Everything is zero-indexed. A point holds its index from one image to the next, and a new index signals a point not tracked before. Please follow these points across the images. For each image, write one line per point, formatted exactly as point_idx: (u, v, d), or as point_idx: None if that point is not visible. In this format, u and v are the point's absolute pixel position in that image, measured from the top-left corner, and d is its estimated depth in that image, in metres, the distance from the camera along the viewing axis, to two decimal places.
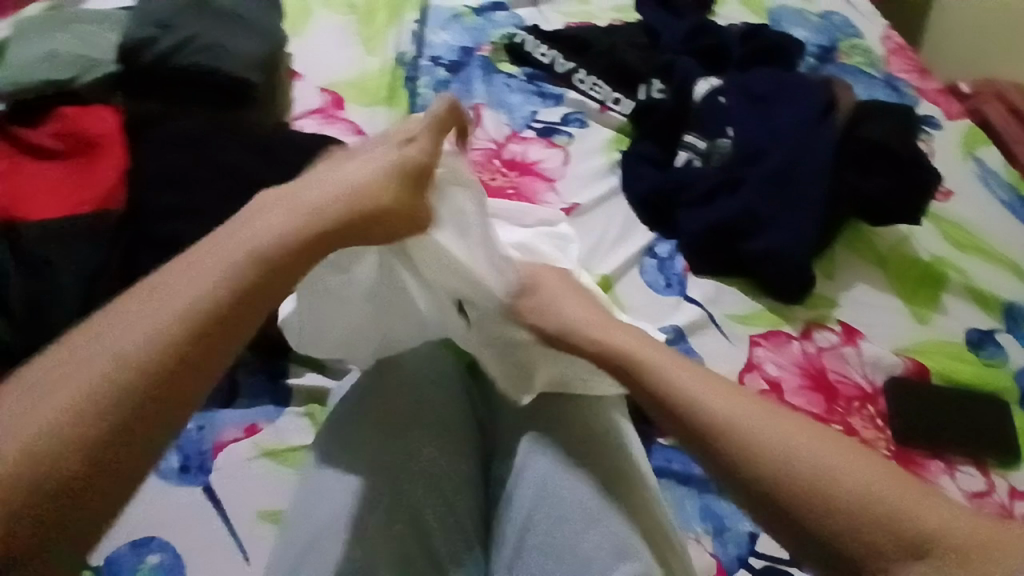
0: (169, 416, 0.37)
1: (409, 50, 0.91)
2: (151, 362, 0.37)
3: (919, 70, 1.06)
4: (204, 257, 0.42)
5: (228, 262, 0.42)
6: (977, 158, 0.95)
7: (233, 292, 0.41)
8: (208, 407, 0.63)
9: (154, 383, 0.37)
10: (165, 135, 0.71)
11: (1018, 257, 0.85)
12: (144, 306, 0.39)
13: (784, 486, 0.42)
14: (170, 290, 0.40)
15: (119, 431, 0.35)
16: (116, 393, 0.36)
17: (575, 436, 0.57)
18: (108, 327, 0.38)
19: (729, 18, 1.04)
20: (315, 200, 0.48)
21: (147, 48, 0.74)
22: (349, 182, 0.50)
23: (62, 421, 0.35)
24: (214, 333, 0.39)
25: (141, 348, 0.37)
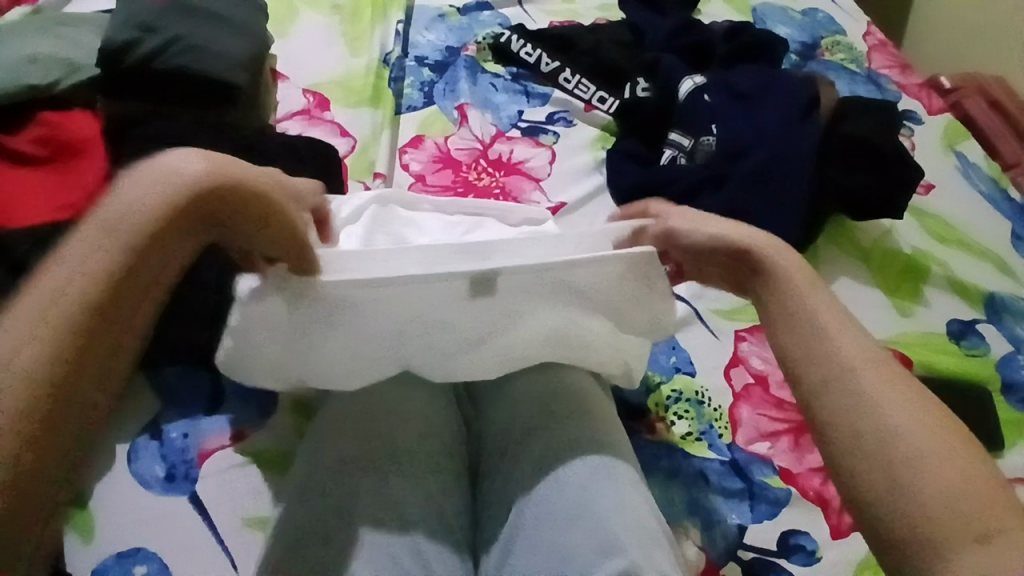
0: (62, 415, 0.40)
1: (394, 50, 0.91)
2: (44, 371, 0.40)
3: (901, 66, 1.07)
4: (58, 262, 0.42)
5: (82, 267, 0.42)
6: (958, 151, 0.97)
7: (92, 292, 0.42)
8: (191, 413, 0.63)
9: (58, 371, 0.40)
10: (147, 136, 0.70)
11: (999, 249, 0.87)
12: (19, 323, 0.40)
13: (853, 442, 0.42)
14: (39, 302, 0.41)
15: (26, 415, 0.39)
16: (10, 407, 0.39)
17: (587, 435, 0.58)
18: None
19: (712, 16, 1.05)
20: (171, 180, 0.46)
21: (129, 50, 0.73)
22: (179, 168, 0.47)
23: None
24: (93, 335, 0.42)
25: (30, 362, 0.40)
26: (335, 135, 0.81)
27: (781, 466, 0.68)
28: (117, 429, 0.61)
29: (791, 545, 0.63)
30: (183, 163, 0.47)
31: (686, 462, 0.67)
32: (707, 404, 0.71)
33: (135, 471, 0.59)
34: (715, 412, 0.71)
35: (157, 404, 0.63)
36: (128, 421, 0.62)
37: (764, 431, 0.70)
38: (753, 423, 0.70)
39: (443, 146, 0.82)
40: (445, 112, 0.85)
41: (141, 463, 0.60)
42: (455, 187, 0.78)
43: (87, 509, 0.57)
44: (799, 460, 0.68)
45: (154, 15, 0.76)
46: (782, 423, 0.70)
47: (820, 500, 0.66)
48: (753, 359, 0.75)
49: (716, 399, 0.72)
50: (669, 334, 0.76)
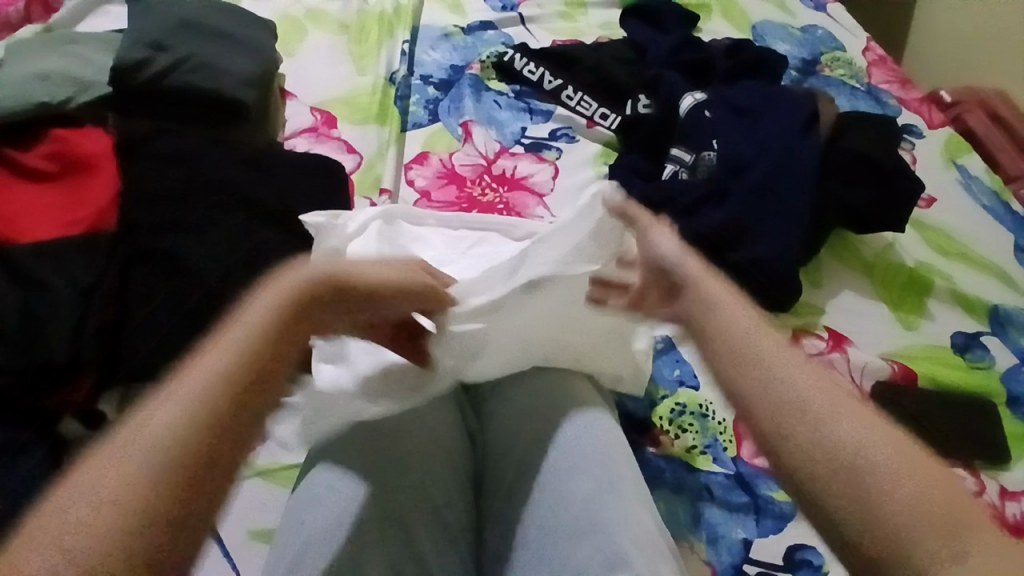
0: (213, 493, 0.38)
1: (400, 69, 0.93)
2: (193, 445, 0.38)
3: (901, 81, 1.08)
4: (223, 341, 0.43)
5: (246, 344, 0.43)
6: (959, 165, 0.97)
7: (249, 369, 0.42)
8: None
9: (205, 446, 0.39)
10: (158, 154, 0.72)
11: (1002, 262, 0.87)
12: (178, 396, 0.40)
13: (801, 450, 0.40)
14: (196, 376, 0.41)
15: (182, 481, 0.37)
16: (159, 480, 0.37)
17: (599, 450, 0.59)
18: (152, 417, 0.39)
19: (713, 33, 1.07)
20: (326, 280, 0.51)
21: (140, 70, 0.75)
22: (342, 271, 0.53)
23: (131, 477, 0.36)
24: (244, 407, 0.40)
25: (178, 433, 0.38)
26: (341, 152, 0.82)
27: None
28: None
29: (798, 560, 0.62)
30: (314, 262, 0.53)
31: (690, 475, 0.67)
32: (711, 418, 0.71)
33: None
34: (719, 425, 0.71)
35: None
36: None
37: None
38: None
39: (448, 163, 0.83)
40: (449, 129, 0.87)
41: None
42: (459, 203, 0.79)
43: None
44: None
45: (165, 35, 0.77)
46: None
47: None
48: None
49: (720, 413, 0.71)
50: (672, 348, 0.76)
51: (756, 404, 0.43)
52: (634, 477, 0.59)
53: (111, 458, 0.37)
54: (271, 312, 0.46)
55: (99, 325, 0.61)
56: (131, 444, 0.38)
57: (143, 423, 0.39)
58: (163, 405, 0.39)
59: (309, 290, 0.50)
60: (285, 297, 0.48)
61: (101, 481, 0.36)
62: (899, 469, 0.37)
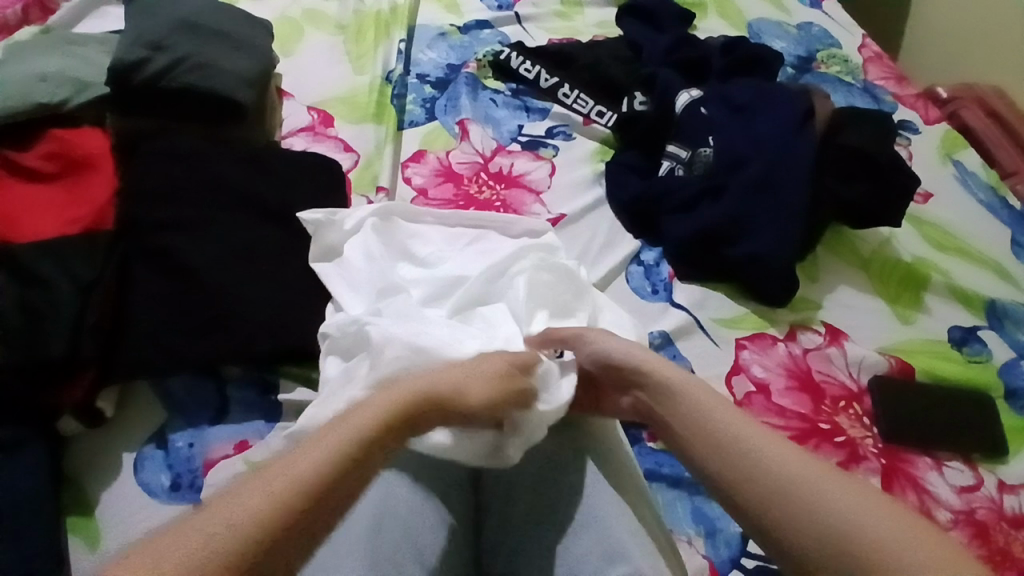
0: None
1: (397, 68, 0.93)
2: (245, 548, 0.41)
3: (896, 77, 1.08)
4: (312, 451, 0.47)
5: (329, 457, 0.46)
6: (955, 161, 0.98)
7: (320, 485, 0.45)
8: (196, 423, 0.63)
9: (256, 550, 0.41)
10: (156, 151, 0.72)
11: (998, 256, 0.87)
12: (253, 491, 0.43)
13: (796, 538, 0.42)
14: (278, 473, 0.45)
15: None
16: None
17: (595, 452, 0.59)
18: (229, 504, 0.43)
19: (708, 31, 1.07)
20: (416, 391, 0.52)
21: (137, 71, 0.74)
22: (444, 376, 0.54)
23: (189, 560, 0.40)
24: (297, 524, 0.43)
25: (240, 531, 0.41)
26: (338, 151, 0.82)
27: None
28: (124, 439, 0.62)
29: None
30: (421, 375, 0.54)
31: (688, 469, 0.67)
32: None
33: (141, 481, 0.60)
34: None
35: (164, 413, 0.63)
36: (135, 431, 0.62)
37: None
38: None
39: (445, 161, 0.83)
40: (446, 128, 0.87)
41: (146, 472, 0.60)
42: (456, 201, 0.79)
43: (93, 518, 0.58)
44: None
45: (162, 34, 0.77)
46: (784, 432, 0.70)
47: None
48: (754, 367, 0.74)
49: None
50: (670, 343, 0.74)
51: (734, 484, 0.46)
52: (632, 476, 0.59)
53: (183, 535, 0.41)
54: (360, 431, 0.48)
55: (98, 323, 0.61)
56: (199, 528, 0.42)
57: (220, 509, 0.43)
58: (242, 496, 0.43)
59: (410, 401, 0.51)
60: (386, 408, 0.50)
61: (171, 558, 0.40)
62: (868, 524, 0.41)
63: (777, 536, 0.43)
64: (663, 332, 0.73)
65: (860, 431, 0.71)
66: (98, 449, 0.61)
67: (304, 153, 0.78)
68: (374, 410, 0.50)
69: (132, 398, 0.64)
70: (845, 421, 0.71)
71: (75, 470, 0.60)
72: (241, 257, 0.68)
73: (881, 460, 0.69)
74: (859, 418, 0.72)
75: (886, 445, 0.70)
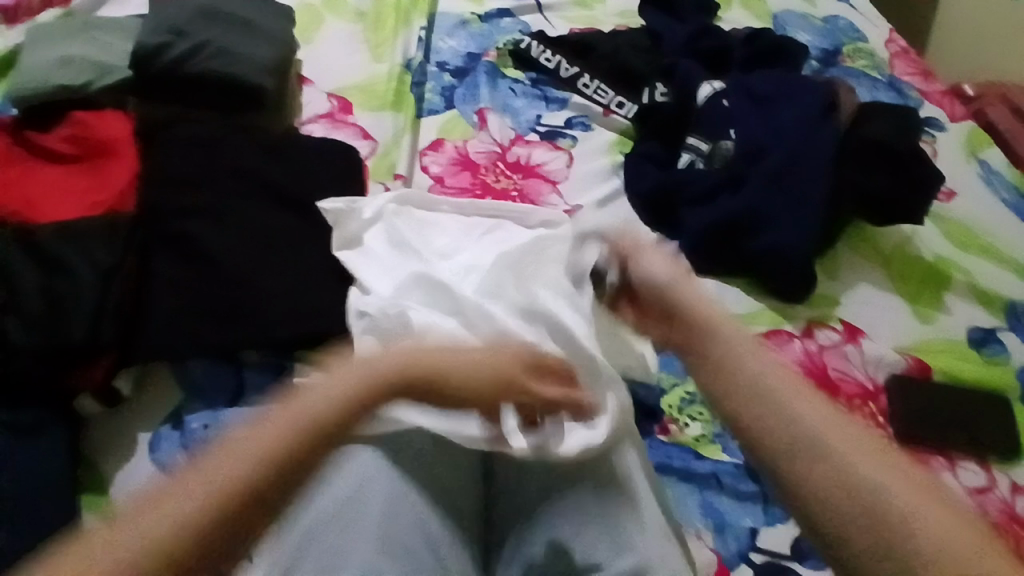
0: (239, 530, 0.44)
1: (416, 55, 0.93)
2: (244, 490, 0.44)
3: (923, 72, 1.06)
4: (301, 410, 0.50)
5: (313, 411, 0.50)
6: (980, 159, 0.96)
7: (312, 447, 0.49)
8: (213, 404, 0.64)
9: (253, 488, 0.45)
10: (176, 139, 0.72)
11: (1022, 257, 0.86)
12: (254, 439, 0.47)
13: (816, 488, 0.45)
14: (279, 423, 0.49)
15: (224, 514, 0.43)
16: (205, 514, 0.43)
17: (605, 440, 0.59)
18: (228, 453, 0.46)
19: (731, 22, 1.06)
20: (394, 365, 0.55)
21: (161, 55, 0.76)
22: (422, 350, 0.57)
23: (190, 501, 0.43)
24: (291, 471, 0.47)
25: (239, 475, 0.45)
26: (357, 138, 0.82)
27: None
28: (140, 420, 0.63)
29: (805, 550, 0.63)
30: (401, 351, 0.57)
31: (699, 463, 0.67)
32: None
33: (157, 460, 0.61)
34: None
35: (181, 395, 0.65)
36: (152, 411, 0.64)
37: None
38: None
39: (463, 150, 0.83)
40: (465, 116, 0.87)
41: (162, 452, 0.61)
42: (473, 189, 0.79)
43: (110, 496, 0.59)
44: None
45: (186, 21, 0.78)
46: None
47: None
48: None
49: None
50: None
51: (761, 435, 0.48)
52: (643, 467, 0.59)
53: (178, 492, 0.43)
54: (343, 399, 0.52)
55: (119, 306, 0.62)
56: (199, 474, 0.44)
57: (220, 455, 0.46)
58: (242, 447, 0.47)
59: (388, 379, 0.54)
60: (365, 377, 0.54)
61: (175, 498, 0.43)
62: (909, 506, 0.42)
63: (797, 490, 0.46)
64: None
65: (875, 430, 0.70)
66: (116, 429, 0.63)
67: (322, 140, 0.78)
68: (360, 375, 0.54)
69: (148, 380, 0.65)
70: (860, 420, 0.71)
71: (94, 449, 0.62)
72: (259, 242, 0.68)
73: None
74: (874, 417, 0.71)
75: (901, 445, 0.70)
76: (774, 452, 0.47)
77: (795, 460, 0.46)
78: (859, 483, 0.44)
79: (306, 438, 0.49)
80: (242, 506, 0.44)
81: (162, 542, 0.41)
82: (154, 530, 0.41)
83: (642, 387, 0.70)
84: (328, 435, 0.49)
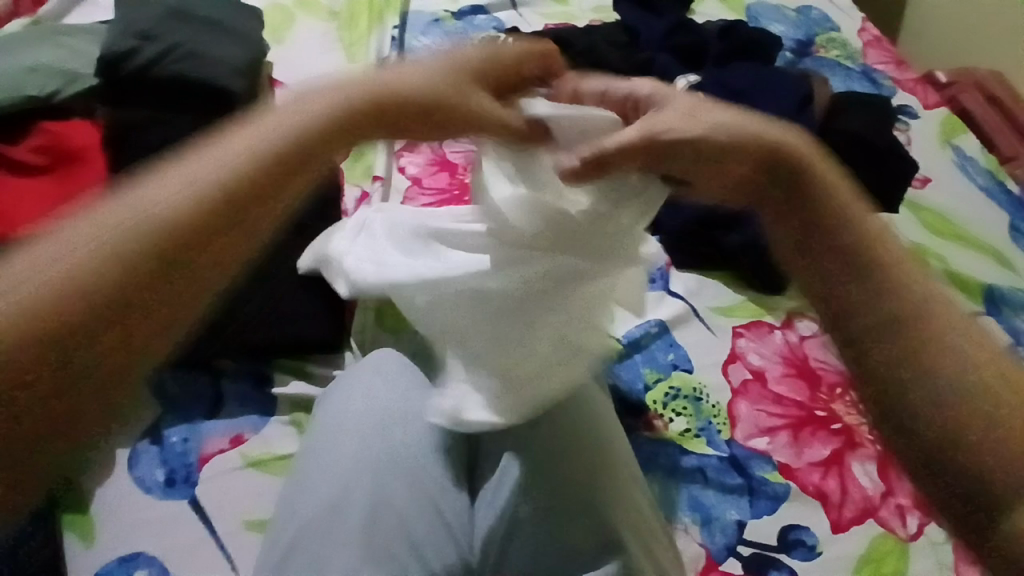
0: (158, 296, 0.39)
1: (390, 55, 0.92)
2: (152, 247, 0.39)
3: (896, 61, 1.07)
4: (280, 120, 0.47)
5: (262, 138, 0.45)
6: (954, 146, 0.97)
7: (260, 167, 0.43)
8: (191, 418, 0.63)
9: (169, 247, 0.39)
10: (147, 141, 0.70)
11: (996, 242, 0.87)
12: (190, 166, 0.43)
13: (893, 364, 0.40)
14: (212, 154, 0.44)
15: (143, 275, 0.39)
16: (115, 277, 0.38)
17: (590, 440, 0.59)
18: (149, 187, 0.42)
19: (706, 15, 1.06)
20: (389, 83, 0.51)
21: (130, 59, 0.74)
22: (404, 74, 0.52)
23: (92, 246, 0.38)
24: (220, 224, 0.41)
25: (162, 204, 0.40)
26: None
27: (780, 461, 0.68)
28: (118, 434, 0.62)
29: (791, 541, 0.63)
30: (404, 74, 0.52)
31: (685, 458, 0.67)
32: (704, 401, 0.71)
33: (135, 476, 0.60)
34: (713, 408, 0.70)
35: (157, 408, 0.63)
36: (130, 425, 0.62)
37: (762, 427, 0.70)
38: (751, 418, 0.70)
39: (440, 150, 0.82)
40: None
41: (141, 468, 0.60)
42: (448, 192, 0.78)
43: (89, 513, 0.58)
44: (797, 455, 0.68)
45: (154, 24, 0.76)
46: (780, 419, 0.70)
47: (818, 495, 0.66)
48: (750, 355, 0.74)
49: (714, 396, 0.71)
50: (667, 332, 0.75)
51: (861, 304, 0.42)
52: (627, 465, 0.60)
53: (94, 221, 0.40)
54: (318, 115, 0.47)
55: None
56: (113, 213, 0.40)
57: (142, 186, 0.42)
58: (155, 192, 0.41)
59: (362, 102, 0.49)
60: (354, 98, 0.49)
61: (97, 228, 0.39)
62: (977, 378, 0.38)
63: (873, 360, 0.40)
64: (661, 321, 0.75)
65: (856, 417, 0.71)
66: None
67: None
68: (326, 97, 0.48)
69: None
70: (841, 408, 0.72)
71: None
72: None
73: (877, 447, 0.69)
74: (856, 405, 0.72)
75: None
76: (861, 317, 0.42)
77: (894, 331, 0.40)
78: (934, 358, 0.39)
79: (267, 165, 0.44)
80: (168, 258, 0.39)
81: (83, 290, 0.37)
82: (70, 260, 0.38)
83: (623, 384, 0.71)
84: (292, 166, 0.45)
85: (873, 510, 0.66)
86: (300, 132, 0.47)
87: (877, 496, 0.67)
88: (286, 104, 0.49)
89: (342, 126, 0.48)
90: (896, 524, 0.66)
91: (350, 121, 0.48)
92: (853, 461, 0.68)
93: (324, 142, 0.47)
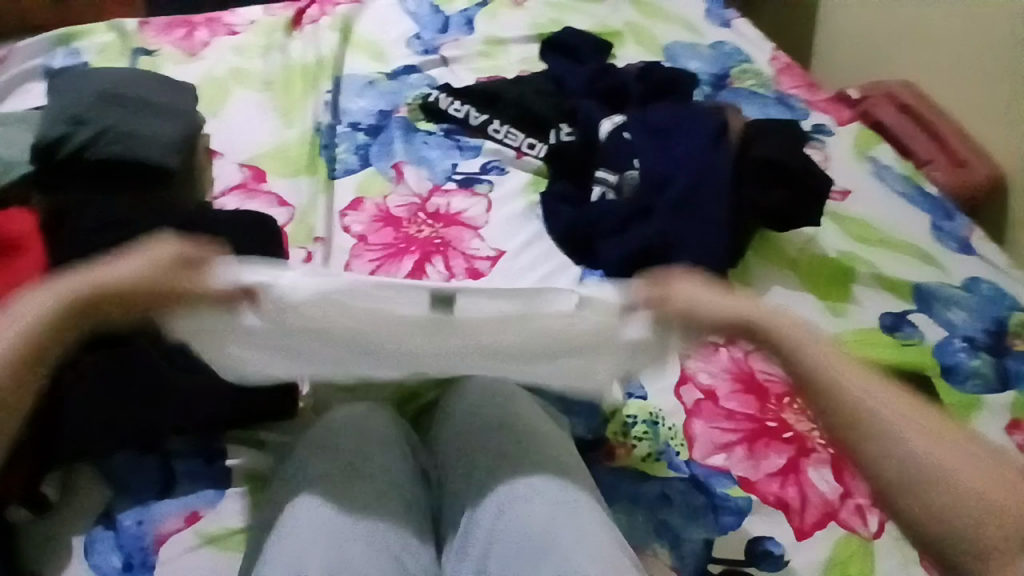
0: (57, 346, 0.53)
1: (326, 119, 0.92)
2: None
3: (808, 85, 1.14)
4: (28, 301, 0.53)
5: (68, 291, 0.53)
6: (871, 157, 1.02)
7: (41, 338, 0.52)
8: (142, 500, 0.60)
9: (53, 317, 0.53)
10: (83, 221, 0.67)
11: (920, 243, 0.92)
12: (16, 314, 0.53)
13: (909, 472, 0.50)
14: (38, 296, 0.53)
15: (47, 333, 0.53)
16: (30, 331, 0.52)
17: (562, 502, 0.58)
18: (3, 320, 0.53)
19: (627, 58, 1.08)
20: (117, 273, 0.54)
21: (63, 144, 0.73)
22: (112, 272, 0.54)
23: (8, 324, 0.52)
24: (63, 327, 0.53)
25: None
26: (273, 206, 0.82)
27: (738, 475, 0.70)
28: (72, 521, 0.59)
29: (759, 553, 0.65)
30: (127, 266, 0.54)
31: (647, 484, 0.68)
32: (661, 425, 0.72)
33: (92, 564, 0.57)
34: (669, 431, 0.72)
35: (108, 492, 0.60)
36: (83, 511, 0.59)
37: (718, 444, 0.71)
38: (706, 436, 0.72)
39: (383, 206, 0.83)
40: (382, 173, 0.87)
41: (97, 555, 0.57)
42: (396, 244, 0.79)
43: None
44: (754, 467, 0.70)
45: (85, 108, 0.76)
46: (733, 434, 0.72)
47: (780, 505, 0.68)
48: (700, 375, 0.76)
49: (670, 418, 0.73)
50: None
51: (895, 478, 0.50)
52: (599, 514, 0.59)
53: (28, 307, 0.53)
54: (64, 295, 0.53)
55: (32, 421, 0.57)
56: (18, 313, 0.53)
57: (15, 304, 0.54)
58: (25, 304, 0.53)
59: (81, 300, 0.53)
60: (116, 283, 0.53)
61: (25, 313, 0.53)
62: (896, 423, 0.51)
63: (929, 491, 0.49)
64: None
65: (807, 424, 0.74)
66: (46, 536, 0.58)
67: (244, 212, 0.75)
68: (64, 287, 0.53)
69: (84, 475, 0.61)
70: (791, 417, 0.74)
71: (25, 560, 0.57)
72: None
73: (829, 451, 0.72)
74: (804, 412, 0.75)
75: None
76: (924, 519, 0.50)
77: (896, 452, 0.51)
78: (940, 471, 0.49)
79: (69, 305, 0.53)
80: (81, 312, 0.54)
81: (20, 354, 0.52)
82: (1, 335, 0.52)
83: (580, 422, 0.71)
84: (82, 307, 0.53)
85: (834, 513, 0.69)
86: (70, 301, 0.53)
87: (836, 498, 0.69)
88: (77, 279, 0.54)
89: (100, 306, 0.53)
90: (857, 525, 0.68)
91: (129, 296, 0.53)
92: (809, 467, 0.71)
93: (64, 322, 0.53)
